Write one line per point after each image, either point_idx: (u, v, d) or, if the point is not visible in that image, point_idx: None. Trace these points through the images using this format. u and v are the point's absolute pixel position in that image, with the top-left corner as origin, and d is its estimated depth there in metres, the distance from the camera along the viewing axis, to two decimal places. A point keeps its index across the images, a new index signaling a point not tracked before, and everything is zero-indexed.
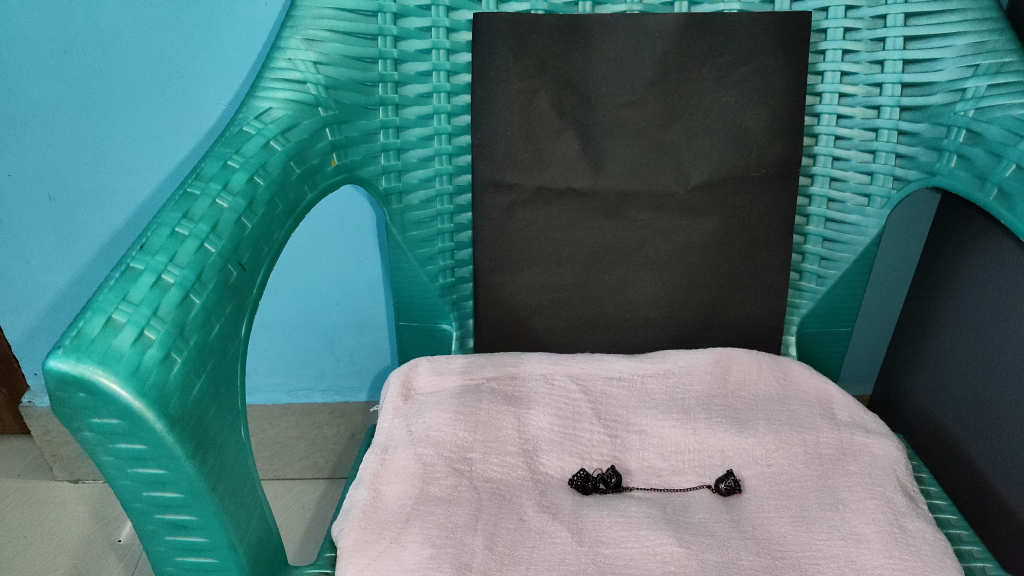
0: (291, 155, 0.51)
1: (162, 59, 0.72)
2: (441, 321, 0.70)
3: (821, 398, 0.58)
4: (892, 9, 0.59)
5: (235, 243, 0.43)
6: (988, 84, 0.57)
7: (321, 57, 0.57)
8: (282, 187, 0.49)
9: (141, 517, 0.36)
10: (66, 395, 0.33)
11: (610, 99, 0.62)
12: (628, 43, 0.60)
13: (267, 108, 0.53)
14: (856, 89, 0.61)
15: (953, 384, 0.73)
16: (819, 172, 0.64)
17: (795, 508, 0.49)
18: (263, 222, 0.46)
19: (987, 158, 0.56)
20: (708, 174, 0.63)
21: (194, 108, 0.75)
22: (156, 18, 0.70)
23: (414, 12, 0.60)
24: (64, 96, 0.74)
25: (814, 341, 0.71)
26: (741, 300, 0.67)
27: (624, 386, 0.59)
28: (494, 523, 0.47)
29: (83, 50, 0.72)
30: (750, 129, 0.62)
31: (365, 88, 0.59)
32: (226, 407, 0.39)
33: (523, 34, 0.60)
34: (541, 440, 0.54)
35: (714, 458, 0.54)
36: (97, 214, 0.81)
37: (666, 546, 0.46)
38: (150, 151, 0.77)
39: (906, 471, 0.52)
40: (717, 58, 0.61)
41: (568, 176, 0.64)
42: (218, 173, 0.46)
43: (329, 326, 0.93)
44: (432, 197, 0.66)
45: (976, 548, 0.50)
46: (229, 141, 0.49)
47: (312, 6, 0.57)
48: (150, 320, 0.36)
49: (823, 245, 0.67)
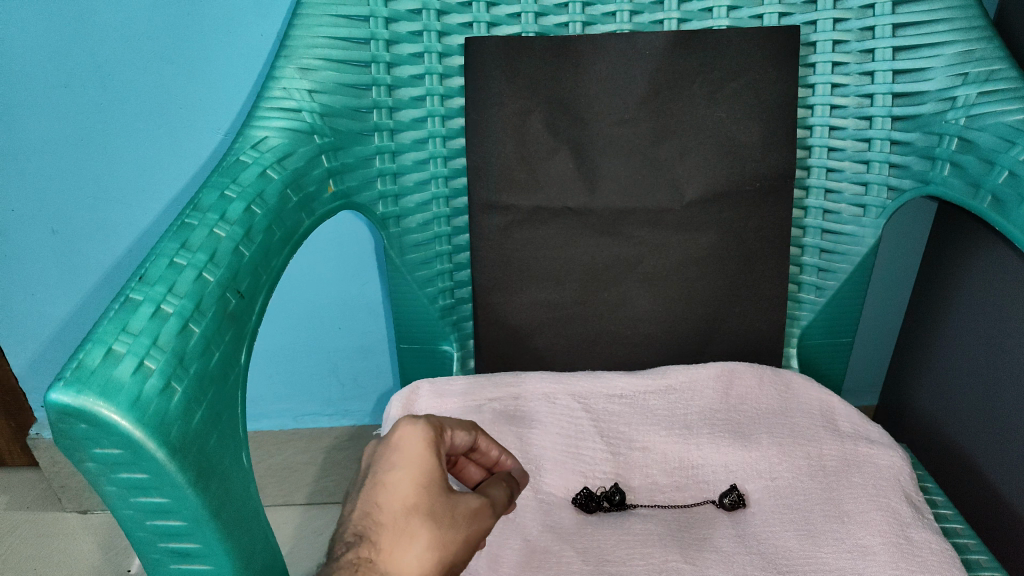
0: (287, 182, 0.52)
1: (162, 90, 0.73)
2: (442, 342, 0.70)
3: (823, 409, 0.58)
4: (880, 20, 0.59)
5: (233, 272, 0.44)
6: (978, 92, 0.56)
7: (316, 85, 0.57)
8: (280, 215, 0.50)
9: (144, 547, 0.36)
10: (67, 427, 0.33)
11: (603, 118, 0.62)
12: (618, 63, 0.61)
13: (263, 136, 0.53)
14: (848, 101, 0.62)
15: (957, 392, 0.73)
16: (814, 184, 0.65)
17: (800, 521, 0.49)
18: (261, 250, 0.47)
19: (980, 165, 0.55)
20: (703, 190, 0.63)
21: (193, 139, 0.76)
22: (154, 51, 0.71)
23: (406, 38, 0.61)
24: (66, 131, 0.75)
25: (815, 352, 0.71)
26: (741, 314, 0.67)
27: (625, 403, 0.59)
28: (499, 544, 0.47)
29: (83, 85, 0.73)
30: (743, 144, 0.62)
31: (360, 114, 0.60)
32: (228, 435, 0.39)
33: (515, 57, 0.61)
34: (544, 460, 0.54)
35: (718, 473, 0.54)
36: (100, 245, 0.82)
37: (672, 564, 0.46)
38: (149, 183, 0.78)
39: (910, 480, 0.52)
40: (708, 74, 0.61)
41: (564, 195, 0.64)
42: (216, 203, 0.46)
43: (332, 351, 0.94)
44: (430, 220, 0.66)
45: (984, 557, 0.50)
46: (225, 170, 0.49)
47: (305, 35, 0.57)
48: (150, 349, 0.36)
49: (820, 256, 0.67)
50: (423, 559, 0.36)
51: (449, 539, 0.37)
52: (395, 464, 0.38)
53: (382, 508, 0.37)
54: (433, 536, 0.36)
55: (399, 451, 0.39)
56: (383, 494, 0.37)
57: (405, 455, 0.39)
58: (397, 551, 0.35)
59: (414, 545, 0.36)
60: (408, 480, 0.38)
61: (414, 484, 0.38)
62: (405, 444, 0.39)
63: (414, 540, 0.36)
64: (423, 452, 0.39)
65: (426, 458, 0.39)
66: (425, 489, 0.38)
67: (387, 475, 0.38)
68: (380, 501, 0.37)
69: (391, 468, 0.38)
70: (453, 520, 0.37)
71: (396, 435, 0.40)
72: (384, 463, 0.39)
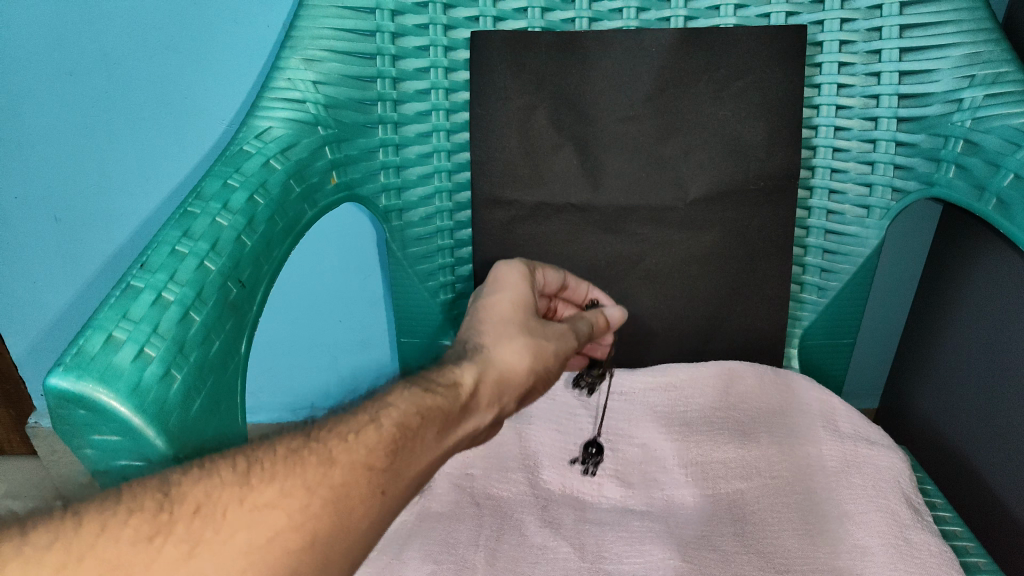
0: (291, 173, 0.52)
1: (168, 80, 0.73)
2: (443, 337, 0.71)
3: (824, 409, 0.57)
4: (887, 21, 0.59)
5: (235, 261, 0.43)
6: (985, 94, 0.56)
7: (321, 77, 0.57)
8: (283, 206, 0.50)
9: None
10: (66, 412, 0.33)
11: (608, 115, 0.62)
12: (625, 59, 0.61)
13: (267, 127, 0.53)
14: (853, 102, 0.62)
15: (959, 395, 0.72)
16: (818, 184, 0.65)
17: (798, 521, 0.49)
18: (263, 240, 0.47)
19: (985, 167, 0.55)
20: (707, 188, 0.63)
21: (197, 130, 0.76)
22: (160, 41, 0.71)
23: (412, 31, 0.60)
24: (71, 118, 0.75)
25: (819, 354, 0.71)
26: (742, 313, 0.67)
27: (625, 401, 0.59)
28: (496, 538, 0.47)
29: (89, 72, 0.72)
30: (748, 142, 0.62)
31: (364, 106, 0.60)
32: (226, 425, 0.39)
33: (521, 51, 0.61)
34: (542, 456, 0.55)
35: (717, 468, 0.53)
36: (103, 233, 0.82)
37: (668, 563, 0.46)
38: (153, 172, 0.78)
39: (910, 483, 0.51)
40: (714, 72, 0.61)
41: (567, 191, 0.64)
42: (219, 192, 0.46)
43: (333, 345, 0.94)
44: (432, 214, 0.67)
45: (981, 560, 0.50)
46: (229, 160, 0.49)
47: (311, 26, 0.57)
48: (150, 337, 0.36)
49: (823, 257, 0.67)
50: (519, 356, 0.46)
51: (542, 351, 0.48)
52: (497, 291, 0.53)
53: (485, 317, 0.50)
54: (528, 345, 0.47)
55: (502, 281, 0.55)
56: (485, 311, 0.51)
57: (506, 284, 0.54)
58: (502, 345, 0.47)
59: (513, 343, 0.47)
60: (510, 303, 0.51)
61: (511, 304, 0.51)
62: (506, 279, 0.55)
63: (513, 341, 0.47)
64: (519, 283, 0.54)
65: (520, 287, 0.54)
66: (520, 307, 0.51)
67: (491, 295, 0.53)
68: (484, 314, 0.50)
69: (497, 294, 0.53)
70: (544, 334, 0.49)
71: (501, 273, 0.56)
72: (488, 292, 0.54)
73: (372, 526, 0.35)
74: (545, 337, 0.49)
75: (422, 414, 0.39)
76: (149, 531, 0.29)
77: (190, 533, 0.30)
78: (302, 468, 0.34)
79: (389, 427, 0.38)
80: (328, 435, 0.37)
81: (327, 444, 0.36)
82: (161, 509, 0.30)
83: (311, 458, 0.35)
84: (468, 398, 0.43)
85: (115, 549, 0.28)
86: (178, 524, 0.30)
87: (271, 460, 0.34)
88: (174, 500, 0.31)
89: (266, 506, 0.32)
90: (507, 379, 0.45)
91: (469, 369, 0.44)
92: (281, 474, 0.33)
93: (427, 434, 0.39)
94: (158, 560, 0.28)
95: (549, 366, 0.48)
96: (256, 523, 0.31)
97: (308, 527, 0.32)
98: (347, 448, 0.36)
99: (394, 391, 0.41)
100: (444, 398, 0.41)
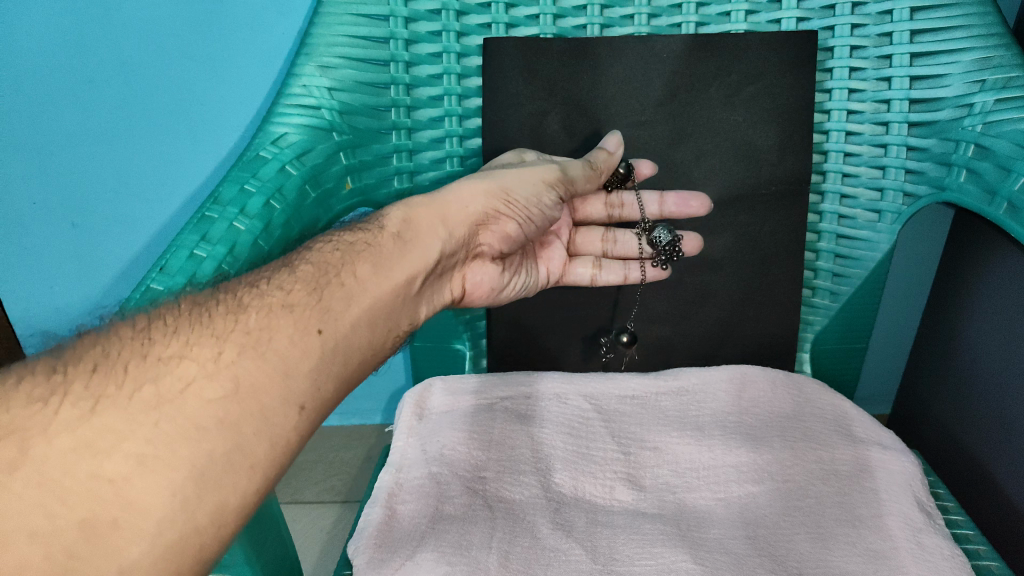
0: (306, 178, 0.52)
1: (184, 87, 0.74)
2: (456, 341, 0.72)
3: (836, 414, 0.57)
4: (898, 27, 0.59)
5: (251, 264, 0.46)
6: (995, 99, 0.56)
7: (335, 83, 0.58)
8: (298, 210, 0.51)
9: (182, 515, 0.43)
10: None
11: (620, 120, 0.62)
12: (637, 65, 0.61)
13: (282, 133, 0.56)
14: (864, 106, 0.62)
15: (972, 400, 0.72)
16: (829, 189, 0.65)
17: (811, 524, 0.49)
18: (279, 244, 0.49)
19: (997, 172, 0.55)
20: (718, 193, 0.64)
21: (214, 137, 0.77)
22: (177, 48, 0.72)
23: (426, 38, 0.61)
24: (89, 124, 0.75)
25: (831, 359, 0.72)
26: (754, 320, 0.67)
27: (637, 404, 0.60)
28: (509, 541, 0.48)
29: (107, 81, 0.73)
30: (760, 147, 0.62)
31: (378, 112, 0.61)
32: None
33: (532, 58, 0.61)
34: (554, 459, 0.55)
35: (729, 473, 0.53)
36: (119, 239, 0.82)
37: (681, 566, 0.46)
38: (170, 178, 0.79)
39: (923, 486, 0.51)
40: (726, 77, 0.61)
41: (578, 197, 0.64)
42: (236, 197, 0.48)
43: None
44: None
45: (995, 564, 0.50)
46: (246, 165, 0.50)
47: (326, 33, 0.58)
48: None
49: (835, 262, 0.68)
50: (470, 196, 0.54)
51: (495, 189, 0.55)
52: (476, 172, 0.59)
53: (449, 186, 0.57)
54: (483, 186, 0.55)
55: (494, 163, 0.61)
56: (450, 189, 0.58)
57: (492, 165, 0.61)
58: (450, 192, 0.54)
59: (466, 189, 0.55)
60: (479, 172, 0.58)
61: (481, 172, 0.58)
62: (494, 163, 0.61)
63: (463, 187, 0.55)
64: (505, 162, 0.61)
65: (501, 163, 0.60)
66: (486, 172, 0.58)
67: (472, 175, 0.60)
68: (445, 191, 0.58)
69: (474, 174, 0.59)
70: (503, 177, 0.56)
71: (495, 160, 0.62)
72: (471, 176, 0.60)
73: (302, 354, 0.40)
74: (508, 175, 0.56)
75: (351, 250, 0.48)
76: (43, 394, 0.34)
77: (88, 391, 0.34)
78: (208, 320, 0.39)
79: (305, 268, 0.45)
80: (240, 287, 0.42)
81: (238, 295, 0.42)
82: (55, 373, 0.35)
83: (220, 308, 0.41)
84: (390, 245, 0.49)
85: (9, 417, 0.32)
86: (74, 383, 0.34)
87: (175, 315, 0.40)
88: (69, 366, 0.35)
89: (170, 359, 0.36)
90: (447, 216, 0.53)
91: (395, 213, 0.52)
92: (183, 327, 0.39)
93: (356, 260, 0.47)
94: (54, 420, 0.33)
95: (511, 195, 0.55)
96: (162, 375, 0.36)
97: (221, 372, 0.37)
98: (261, 295, 0.42)
99: (328, 238, 0.49)
100: (360, 244, 0.48)
